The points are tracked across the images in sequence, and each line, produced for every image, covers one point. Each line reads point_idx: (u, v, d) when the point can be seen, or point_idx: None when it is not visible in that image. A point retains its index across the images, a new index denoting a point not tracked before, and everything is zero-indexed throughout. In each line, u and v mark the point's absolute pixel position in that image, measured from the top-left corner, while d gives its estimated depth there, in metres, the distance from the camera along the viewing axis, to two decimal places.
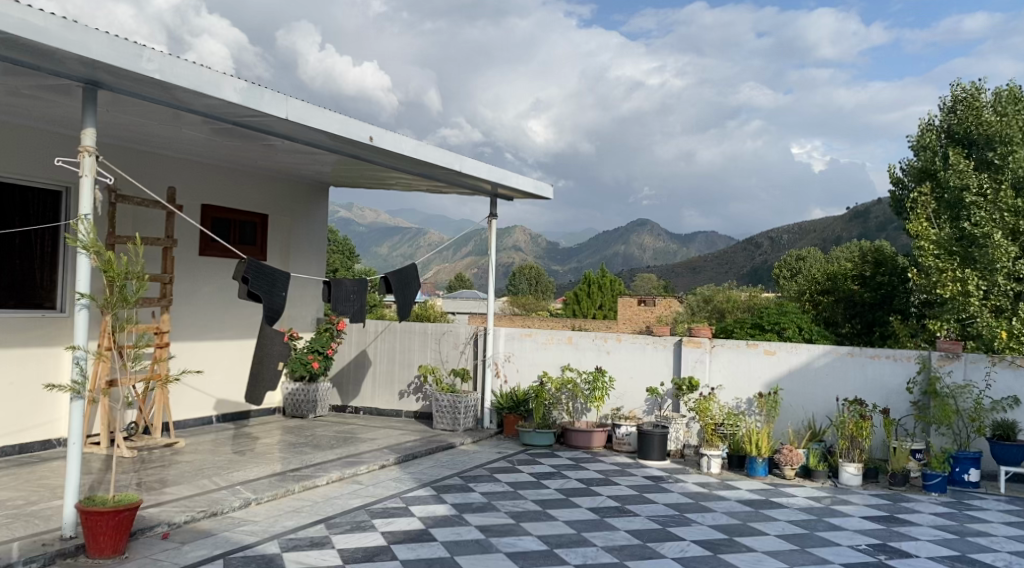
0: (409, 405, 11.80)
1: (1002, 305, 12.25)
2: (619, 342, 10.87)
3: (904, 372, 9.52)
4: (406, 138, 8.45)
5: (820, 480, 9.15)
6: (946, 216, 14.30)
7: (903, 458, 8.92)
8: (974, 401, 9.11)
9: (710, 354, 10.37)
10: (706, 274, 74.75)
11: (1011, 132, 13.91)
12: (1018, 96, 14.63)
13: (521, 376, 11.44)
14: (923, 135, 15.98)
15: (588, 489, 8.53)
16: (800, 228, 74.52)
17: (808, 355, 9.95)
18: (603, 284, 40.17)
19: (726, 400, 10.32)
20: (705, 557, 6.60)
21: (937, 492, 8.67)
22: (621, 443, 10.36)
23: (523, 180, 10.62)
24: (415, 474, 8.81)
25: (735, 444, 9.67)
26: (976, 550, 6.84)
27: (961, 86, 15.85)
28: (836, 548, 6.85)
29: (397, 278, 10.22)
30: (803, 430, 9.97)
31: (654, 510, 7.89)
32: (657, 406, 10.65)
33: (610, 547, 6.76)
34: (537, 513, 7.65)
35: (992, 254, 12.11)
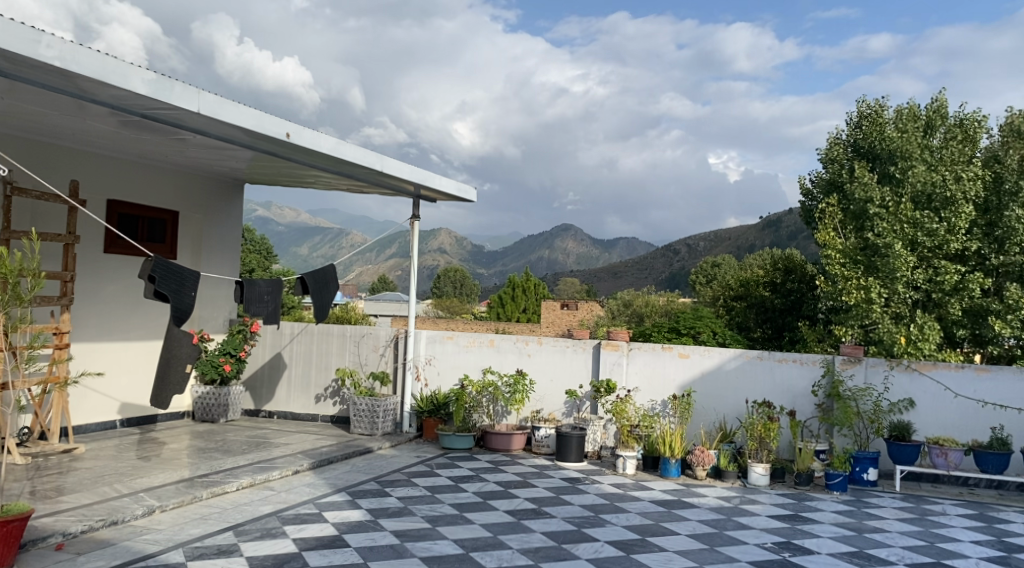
0: (326, 409, 11.59)
1: (901, 313, 12.95)
2: (540, 345, 10.93)
3: (810, 376, 9.90)
4: (324, 135, 8.29)
5: (730, 481, 9.38)
6: (851, 226, 14.90)
7: (808, 458, 9.23)
8: (874, 403, 9.51)
9: (628, 358, 10.54)
10: (627, 279, 76.02)
11: (911, 148, 14.49)
12: (917, 113, 15.33)
13: (441, 379, 11.37)
14: (830, 149, 16.72)
15: (506, 492, 8.55)
16: (716, 236, 76.58)
17: (720, 358, 10.23)
18: (527, 287, 40.35)
19: (643, 402, 10.49)
20: (618, 557, 6.68)
21: (838, 491, 9.01)
22: (540, 445, 10.42)
23: (446, 182, 10.59)
24: (330, 479, 8.66)
25: (650, 445, 9.84)
26: (873, 546, 7.12)
27: (866, 103, 16.61)
28: (742, 546, 7.04)
29: (315, 278, 10.03)
30: (714, 431, 10.23)
31: (569, 511, 7.96)
32: (576, 408, 10.77)
33: (525, 549, 6.79)
34: (454, 517, 7.61)
35: (893, 264, 12.64)
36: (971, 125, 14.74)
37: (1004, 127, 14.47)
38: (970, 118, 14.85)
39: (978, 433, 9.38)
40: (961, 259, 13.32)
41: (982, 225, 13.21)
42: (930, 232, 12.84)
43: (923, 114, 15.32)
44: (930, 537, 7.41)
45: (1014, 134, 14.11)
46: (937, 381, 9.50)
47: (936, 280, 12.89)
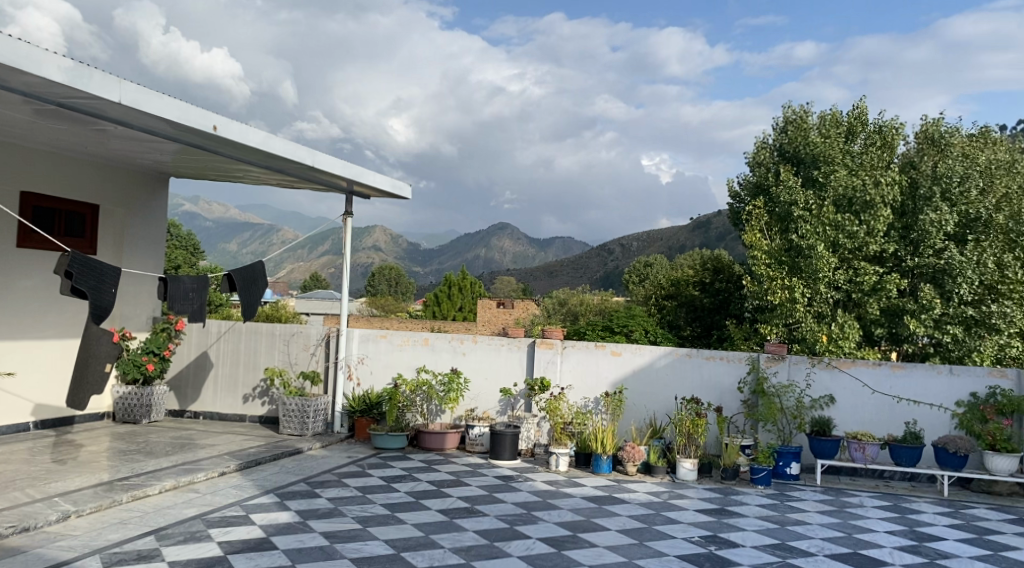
0: (254, 410, 11.35)
1: (823, 312, 13.41)
2: (475, 344, 10.93)
3: (736, 373, 10.17)
4: (253, 129, 8.11)
5: (659, 476, 9.54)
6: (777, 228, 15.24)
7: (734, 453, 9.45)
8: (796, 399, 9.80)
9: (562, 356, 10.62)
10: (562, 278, 76.55)
11: (833, 154, 15.00)
12: (839, 120, 15.82)
13: (374, 378, 11.25)
14: (757, 152, 17.13)
15: (438, 491, 8.52)
16: (649, 236, 77.76)
17: (651, 356, 10.41)
18: (463, 286, 40.26)
19: (576, 400, 10.59)
20: (549, 554, 6.72)
21: (762, 485, 9.25)
22: (474, 443, 10.40)
23: (379, 178, 10.47)
24: (258, 480, 8.48)
25: (582, 442, 9.92)
26: (794, 538, 7.34)
27: (791, 108, 17.05)
28: (670, 540, 7.16)
29: (243, 275, 9.81)
30: (645, 428, 10.40)
31: (502, 509, 7.97)
32: (510, 406, 10.81)
33: (457, 548, 6.77)
34: (385, 517, 7.54)
35: (815, 264, 13.12)
36: (889, 132, 15.24)
37: (919, 134, 15.05)
38: (888, 125, 15.36)
39: (893, 427, 9.75)
40: (879, 261, 13.90)
41: (898, 228, 13.75)
42: (850, 234, 13.32)
43: (844, 120, 15.83)
44: (848, 528, 7.68)
45: (930, 141, 14.70)
46: (855, 378, 9.86)
47: (856, 280, 13.41)
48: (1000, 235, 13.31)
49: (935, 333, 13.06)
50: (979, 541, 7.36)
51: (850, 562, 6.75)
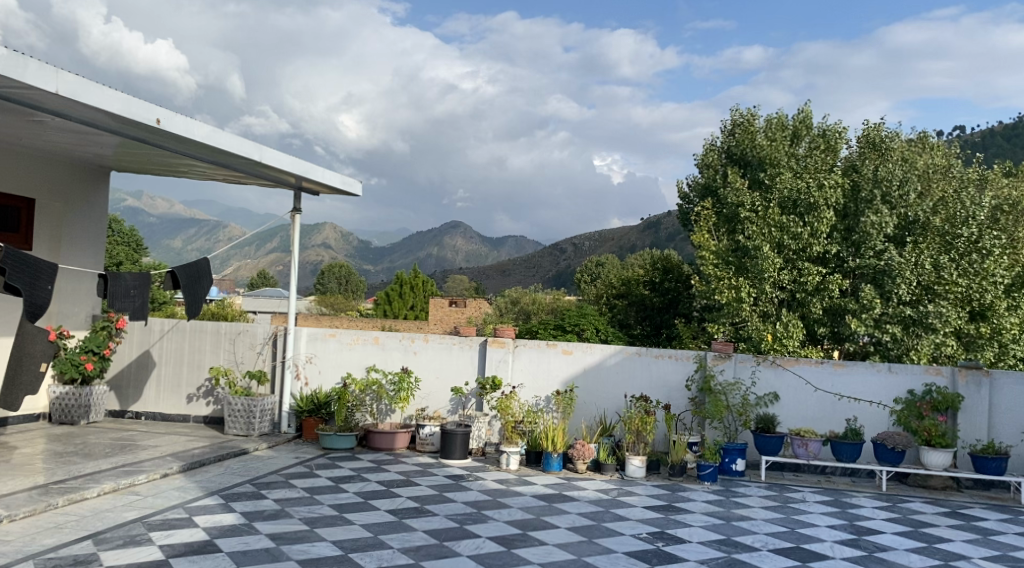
0: (198, 410, 11.12)
1: (769, 311, 13.80)
2: (426, 343, 10.88)
3: (684, 371, 10.32)
4: (198, 122, 7.93)
5: (609, 473, 9.62)
6: (725, 229, 15.51)
7: (681, 450, 9.57)
8: (742, 396, 9.98)
9: (513, 354, 10.64)
10: (515, 276, 76.68)
11: (779, 157, 15.37)
12: (785, 123, 16.10)
13: (323, 377, 11.11)
14: (705, 154, 17.32)
15: (388, 491, 8.45)
16: (601, 236, 78.38)
17: (602, 355, 10.49)
18: (415, 284, 40.07)
19: (527, 398, 10.63)
20: (499, 553, 6.72)
21: (709, 481, 9.38)
22: (424, 443, 10.32)
23: (329, 175, 10.34)
24: (202, 482, 8.31)
25: (533, 441, 9.93)
26: (739, 533, 7.46)
27: (738, 111, 17.31)
28: (619, 537, 7.23)
29: (187, 272, 9.60)
30: (595, 426, 10.49)
31: (452, 509, 7.94)
32: (461, 406, 10.79)
33: (406, 548, 6.72)
34: (333, 518, 7.46)
35: (761, 265, 13.46)
36: (832, 136, 15.59)
37: (861, 139, 15.48)
38: (832, 129, 15.71)
39: (834, 424, 9.99)
40: (823, 261, 14.17)
41: (841, 230, 14.09)
42: (795, 236, 13.67)
43: (790, 124, 16.15)
44: (791, 523, 7.84)
45: (870, 146, 15.15)
46: (799, 376, 10.08)
47: (800, 281, 13.72)
48: (936, 237, 13.60)
49: (875, 331, 13.27)
50: (915, 533, 7.58)
51: (793, 556, 6.89)
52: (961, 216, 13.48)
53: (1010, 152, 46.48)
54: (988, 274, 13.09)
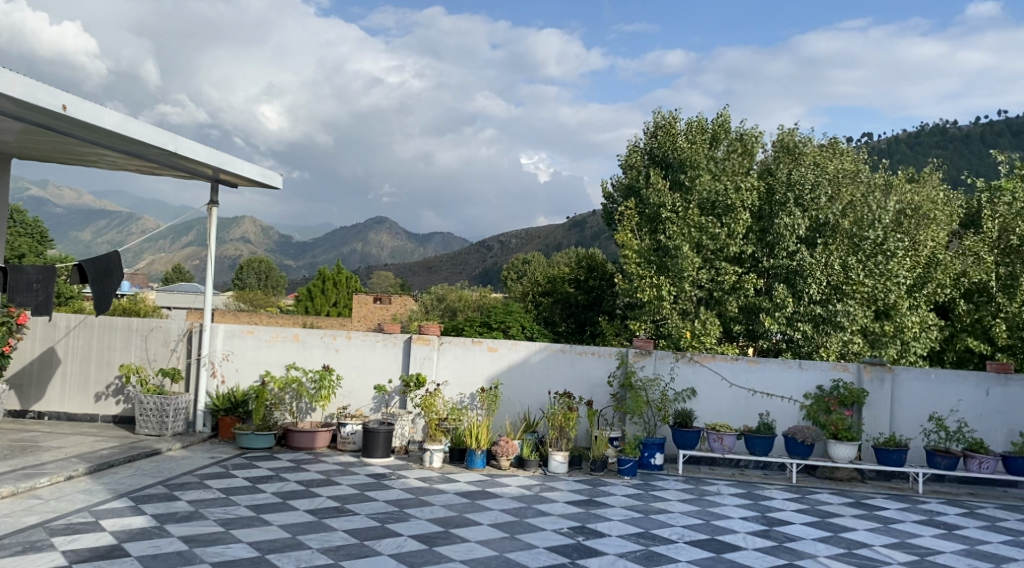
0: (107, 409, 10.71)
1: (688, 309, 14.21)
2: (348, 340, 10.74)
3: (606, 367, 10.47)
4: (108, 110, 7.61)
5: (532, 469, 9.67)
6: (646, 228, 15.78)
7: (602, 445, 9.70)
8: (661, 392, 10.21)
9: (438, 351, 10.60)
10: (441, 273, 76.34)
11: (698, 158, 15.62)
12: (705, 127, 16.45)
13: (240, 375, 10.84)
14: (628, 155, 17.48)
15: (307, 491, 8.30)
16: (527, 233, 78.76)
17: (526, 352, 10.55)
18: (339, 280, 39.52)
19: (451, 395, 10.61)
20: (420, 551, 6.68)
21: (629, 475, 9.54)
22: (345, 441, 10.15)
23: (248, 167, 10.10)
24: (109, 484, 7.99)
25: (457, 438, 9.90)
26: (657, 526, 7.60)
27: (660, 115, 17.56)
28: (540, 533, 7.27)
29: (96, 266, 9.22)
30: (519, 422, 10.56)
31: (373, 507, 7.86)
32: (384, 404, 10.68)
33: (325, 549, 6.61)
34: (249, 519, 7.27)
35: (680, 264, 13.79)
36: (749, 140, 16.09)
37: (776, 144, 16.04)
38: (749, 134, 16.19)
39: (748, 418, 10.29)
40: (739, 261, 14.72)
41: (756, 230, 14.63)
42: (713, 236, 14.12)
43: (710, 127, 16.50)
44: (706, 515, 8.03)
45: (785, 150, 15.80)
46: (716, 372, 10.35)
47: (717, 280, 14.17)
48: (844, 239, 14.00)
49: (787, 329, 13.73)
50: (823, 524, 7.87)
51: (708, 547, 7.05)
52: (867, 219, 13.96)
53: (912, 158, 48.86)
54: (892, 275, 13.65)
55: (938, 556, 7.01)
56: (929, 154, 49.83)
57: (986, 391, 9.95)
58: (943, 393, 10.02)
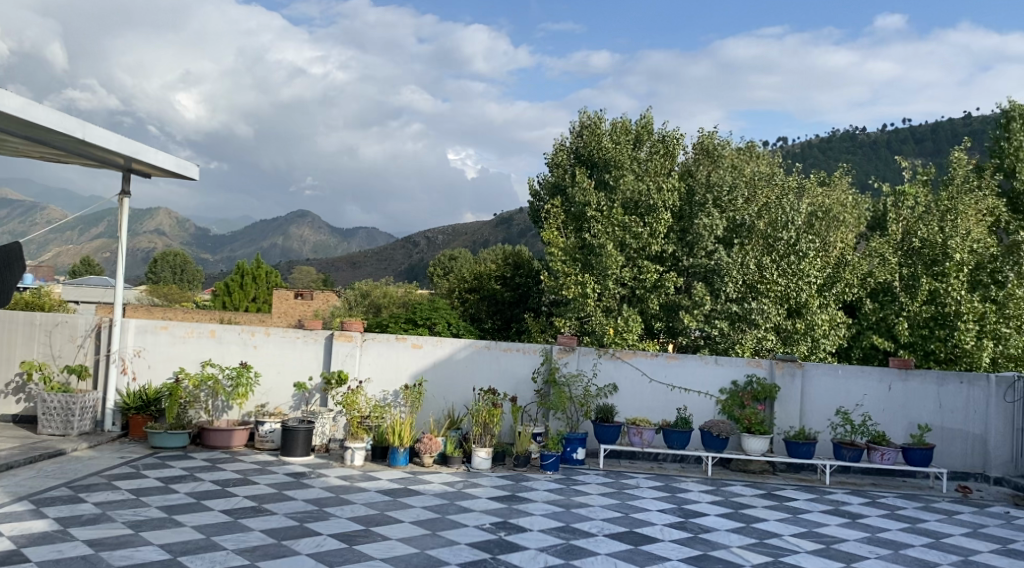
0: (7, 408, 10.20)
1: (611, 306, 14.42)
2: (267, 337, 10.50)
3: (531, 364, 10.53)
4: (9, 94, 7.23)
5: (455, 466, 9.62)
6: (572, 226, 15.93)
7: (526, 440, 9.76)
8: (584, 388, 10.35)
9: (361, 348, 10.47)
10: (365, 268, 75.41)
11: (622, 158, 15.92)
12: (630, 127, 16.71)
13: (153, 372, 10.47)
14: (554, 154, 17.49)
15: (223, 491, 8.09)
16: (453, 230, 78.57)
17: (450, 348, 10.51)
18: (258, 275, 38.65)
19: (374, 393, 10.49)
20: (340, 550, 6.58)
21: (551, 470, 9.60)
22: (263, 440, 9.91)
23: (162, 156, 9.74)
24: (9, 487, 7.61)
25: (379, 436, 9.77)
26: (578, 520, 7.68)
27: (586, 115, 17.71)
28: (462, 529, 7.26)
29: None
30: (443, 419, 10.52)
31: (292, 507, 7.70)
32: (304, 401, 10.49)
33: (241, 549, 6.46)
34: (160, 520, 7.04)
35: (604, 262, 13.97)
36: (670, 142, 16.35)
37: (696, 146, 16.37)
38: (670, 135, 16.49)
39: (667, 413, 10.50)
40: (660, 260, 15.01)
41: (677, 230, 15.04)
42: (636, 236, 14.36)
43: (634, 128, 16.78)
44: (625, 508, 8.16)
45: (704, 153, 16.17)
46: (637, 368, 10.53)
47: (639, 278, 14.43)
48: (760, 239, 14.45)
49: (706, 327, 14.05)
50: (736, 515, 8.09)
51: (626, 540, 7.16)
52: (781, 221, 14.18)
53: (824, 162, 50.84)
54: (804, 275, 13.92)
55: (844, 544, 7.30)
56: (840, 159, 51.87)
57: (888, 386, 10.40)
58: (849, 388, 10.43)
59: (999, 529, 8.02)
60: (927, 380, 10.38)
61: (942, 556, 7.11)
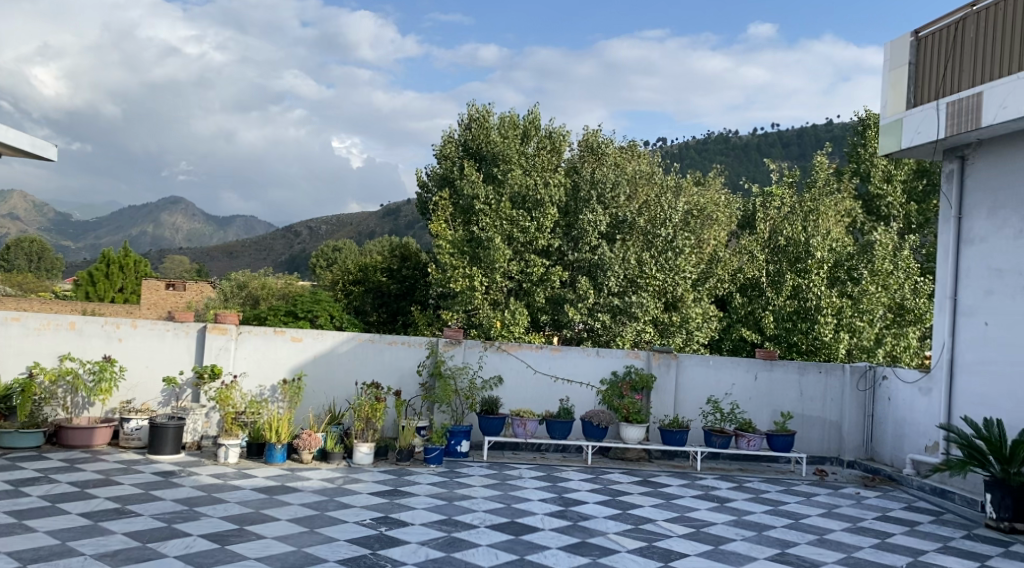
0: None
1: (498, 299, 14.51)
2: (134, 329, 9.92)
3: (415, 357, 10.42)
4: None
5: (335, 462, 9.37)
6: (461, 219, 15.85)
7: (409, 434, 9.61)
8: (469, 380, 10.31)
9: (236, 341, 10.05)
10: (243, 258, 72.75)
11: (510, 152, 16.02)
12: (518, 122, 16.78)
13: (2, 367, 9.69)
14: (443, 145, 17.20)
15: (82, 493, 7.56)
16: (337, 221, 76.98)
17: (332, 342, 10.26)
18: (125, 264, 36.60)
19: (250, 388, 10.10)
20: (211, 550, 6.27)
21: (435, 464, 9.51)
22: (128, 438, 9.34)
23: (15, 134, 9.00)
24: None
25: (255, 432, 9.40)
26: (460, 513, 7.63)
27: (474, 108, 17.63)
28: (342, 525, 7.07)
29: None
30: (323, 414, 10.23)
31: (159, 507, 7.29)
32: (174, 397, 9.95)
33: (100, 554, 6.05)
34: (9, 526, 6.50)
35: (492, 256, 14.02)
36: (557, 138, 16.64)
37: (581, 143, 16.69)
38: (557, 132, 16.76)
39: (550, 404, 10.62)
40: (547, 254, 15.15)
41: (563, 225, 15.20)
42: (524, 230, 14.54)
43: (522, 122, 16.87)
44: (507, 499, 8.18)
45: (590, 150, 16.51)
46: (521, 360, 10.60)
47: (526, 272, 14.58)
48: (641, 236, 14.87)
49: (589, 319, 14.28)
50: (615, 502, 8.26)
51: (507, 530, 7.16)
52: (660, 218, 14.69)
53: (700, 163, 52.98)
54: (680, 270, 14.44)
55: (713, 528, 7.56)
56: (715, 159, 54.07)
57: (755, 375, 10.88)
58: (720, 377, 10.84)
59: (853, 509, 8.53)
60: (790, 370, 10.93)
61: (801, 536, 7.48)
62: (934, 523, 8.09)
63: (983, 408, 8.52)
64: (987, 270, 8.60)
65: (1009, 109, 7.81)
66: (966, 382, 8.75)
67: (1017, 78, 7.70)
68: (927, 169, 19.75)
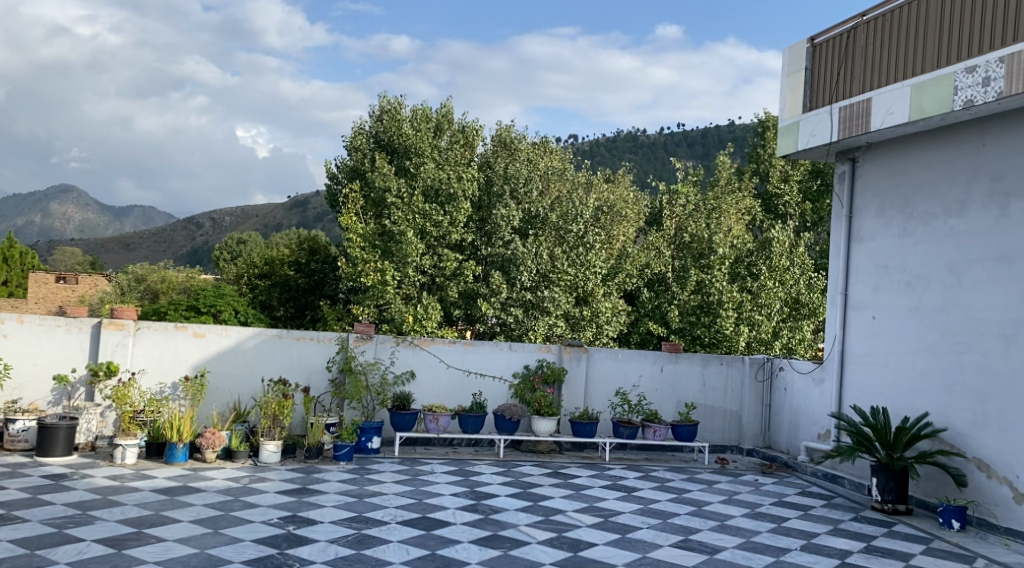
0: None
1: (410, 294, 14.36)
2: (21, 325, 9.39)
3: (325, 353, 10.25)
4: None
5: (241, 461, 9.13)
6: (372, 212, 15.63)
7: (318, 431, 9.43)
8: (380, 375, 10.22)
9: (133, 337, 9.64)
10: (141, 250, 69.75)
11: (423, 146, 15.91)
12: (431, 115, 16.66)
13: None
14: (353, 137, 16.94)
15: None
16: (242, 213, 74.72)
17: (237, 338, 9.97)
18: (10, 256, 34.55)
19: (149, 385, 9.72)
20: (106, 556, 6.01)
21: (345, 461, 9.38)
22: (14, 440, 8.83)
23: None
24: None
25: (155, 431, 9.05)
26: (371, 509, 7.55)
27: (385, 99, 17.39)
28: (247, 525, 6.89)
29: None
30: (228, 412, 9.95)
31: (50, 512, 6.94)
32: (65, 396, 9.46)
33: None
34: None
35: (404, 250, 13.89)
36: (470, 133, 16.75)
37: (494, 138, 16.72)
38: (470, 126, 16.77)
39: (462, 399, 10.63)
40: (459, 248, 15.12)
41: (475, 220, 15.20)
42: (436, 223, 14.49)
43: (434, 115, 16.77)
44: (418, 494, 8.15)
45: (502, 145, 16.57)
46: (433, 355, 10.56)
47: (439, 266, 14.50)
48: (553, 231, 15.03)
49: (501, 314, 14.34)
50: (525, 494, 8.34)
51: (418, 526, 7.13)
52: (571, 213, 14.83)
53: (608, 161, 53.75)
54: (591, 266, 14.66)
55: (620, 517, 7.73)
56: (624, 157, 54.98)
57: (661, 367, 11.16)
58: (627, 370, 11.08)
59: (752, 495, 8.87)
60: (693, 362, 11.26)
61: (704, 522, 7.73)
62: (826, 507, 8.50)
63: (872, 398, 8.99)
64: (875, 267, 9.07)
65: (895, 114, 8.25)
66: (857, 373, 9.22)
67: (902, 86, 8.17)
68: (821, 170, 20.61)
